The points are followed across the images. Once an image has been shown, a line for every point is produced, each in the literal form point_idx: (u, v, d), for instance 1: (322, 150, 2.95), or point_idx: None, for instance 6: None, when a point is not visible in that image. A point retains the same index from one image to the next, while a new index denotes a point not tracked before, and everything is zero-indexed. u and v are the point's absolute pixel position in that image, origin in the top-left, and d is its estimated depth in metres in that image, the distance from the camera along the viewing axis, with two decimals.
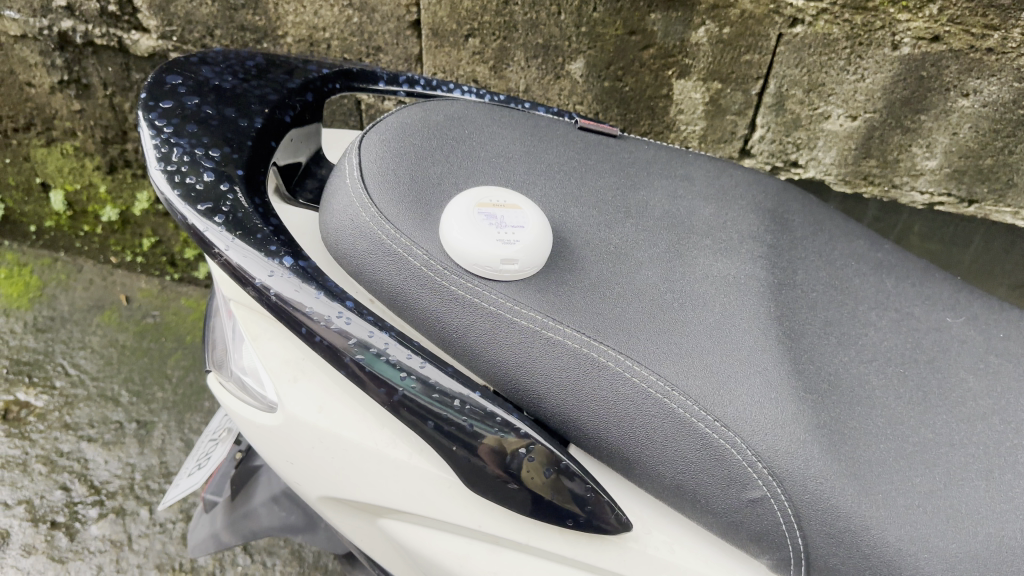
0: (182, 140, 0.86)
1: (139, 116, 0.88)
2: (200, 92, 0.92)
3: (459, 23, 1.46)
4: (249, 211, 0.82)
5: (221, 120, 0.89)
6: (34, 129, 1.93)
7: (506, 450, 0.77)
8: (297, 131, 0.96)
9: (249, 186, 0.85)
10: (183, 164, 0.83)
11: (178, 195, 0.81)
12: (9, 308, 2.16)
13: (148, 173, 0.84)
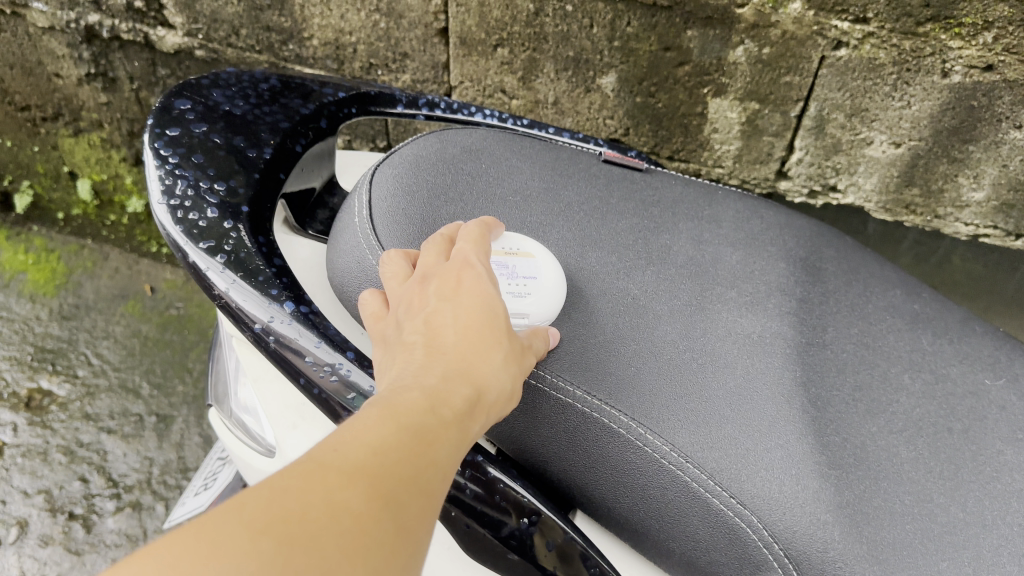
0: (187, 172, 0.83)
1: (145, 144, 0.86)
2: (209, 118, 0.88)
3: (488, 32, 1.41)
4: (252, 250, 0.79)
5: (229, 150, 0.86)
6: (63, 119, 1.93)
7: (506, 518, 0.73)
8: (309, 159, 0.93)
9: (254, 223, 0.82)
10: (186, 199, 0.81)
11: (180, 232, 0.79)
12: (35, 294, 2.17)
13: (151, 208, 0.82)
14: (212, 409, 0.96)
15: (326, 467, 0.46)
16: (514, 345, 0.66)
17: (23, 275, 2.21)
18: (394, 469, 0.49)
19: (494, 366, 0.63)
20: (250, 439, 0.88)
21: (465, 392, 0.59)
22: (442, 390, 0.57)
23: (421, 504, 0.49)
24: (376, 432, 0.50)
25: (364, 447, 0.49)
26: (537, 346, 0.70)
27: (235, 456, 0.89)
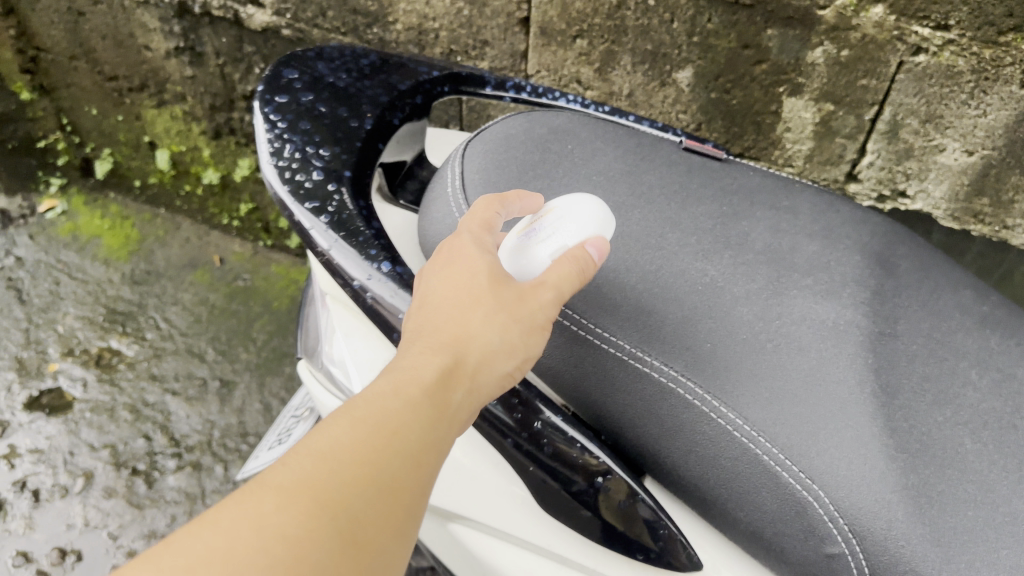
0: (295, 137, 0.88)
1: (256, 109, 0.91)
2: (315, 88, 0.94)
3: (569, 23, 1.45)
4: (353, 212, 0.84)
5: (334, 119, 0.91)
6: (148, 90, 2.02)
7: (574, 474, 0.77)
8: (404, 132, 0.98)
9: (355, 187, 0.87)
10: (294, 161, 0.87)
11: (287, 192, 0.85)
12: (110, 258, 2.26)
13: (261, 168, 0.87)
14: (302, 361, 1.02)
15: (271, 481, 0.51)
16: (506, 303, 0.68)
17: (99, 239, 2.30)
18: (351, 466, 0.54)
19: (477, 339, 0.66)
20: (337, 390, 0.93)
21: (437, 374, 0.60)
22: (417, 371, 0.62)
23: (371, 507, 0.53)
24: (337, 432, 0.55)
25: (323, 446, 0.54)
26: (558, 278, 0.69)
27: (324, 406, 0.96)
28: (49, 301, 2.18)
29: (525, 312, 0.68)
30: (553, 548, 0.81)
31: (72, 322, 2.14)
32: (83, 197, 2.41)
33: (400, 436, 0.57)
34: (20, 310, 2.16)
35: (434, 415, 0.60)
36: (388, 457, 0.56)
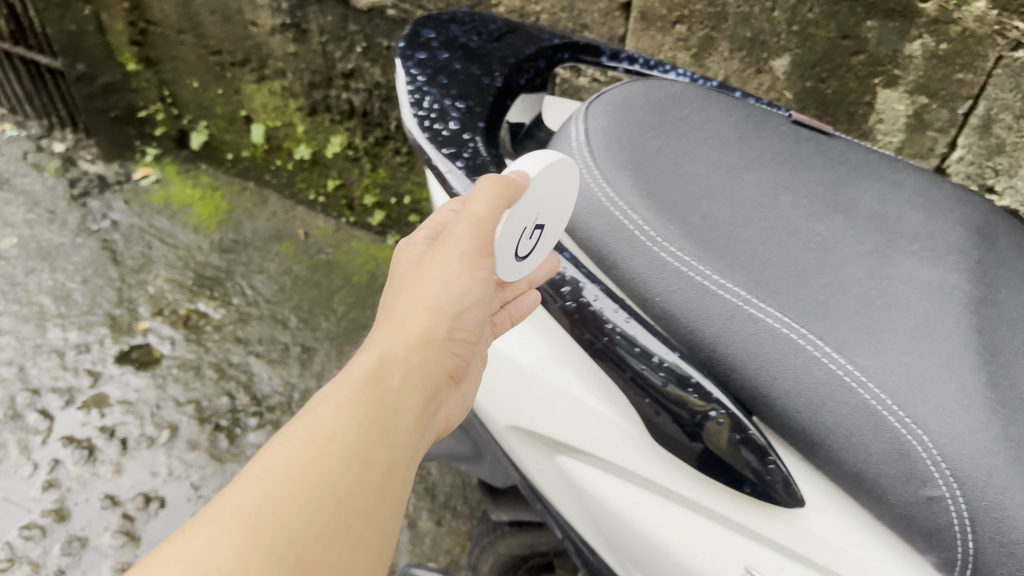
0: (433, 90, 0.95)
1: (396, 64, 0.98)
2: (450, 47, 1.00)
3: (670, 8, 1.51)
4: (487, 160, 0.89)
5: (468, 76, 0.97)
6: (250, 65, 2.13)
7: (688, 414, 0.82)
8: (528, 94, 1.05)
9: (488, 137, 0.92)
10: (432, 112, 0.93)
11: (426, 138, 0.91)
12: (201, 229, 2.37)
13: (401, 116, 0.94)
14: None
15: (218, 510, 0.59)
16: (430, 273, 0.78)
17: (189, 209, 2.42)
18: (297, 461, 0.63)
19: (414, 317, 0.77)
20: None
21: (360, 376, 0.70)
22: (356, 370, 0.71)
23: (311, 502, 0.61)
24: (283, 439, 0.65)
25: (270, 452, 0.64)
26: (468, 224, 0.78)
27: None
28: (141, 263, 2.30)
29: (450, 271, 0.78)
30: (659, 483, 0.87)
31: (162, 284, 2.25)
32: (176, 166, 2.55)
33: (342, 422, 0.67)
34: (114, 270, 2.28)
35: (374, 397, 0.70)
36: (333, 440, 0.65)
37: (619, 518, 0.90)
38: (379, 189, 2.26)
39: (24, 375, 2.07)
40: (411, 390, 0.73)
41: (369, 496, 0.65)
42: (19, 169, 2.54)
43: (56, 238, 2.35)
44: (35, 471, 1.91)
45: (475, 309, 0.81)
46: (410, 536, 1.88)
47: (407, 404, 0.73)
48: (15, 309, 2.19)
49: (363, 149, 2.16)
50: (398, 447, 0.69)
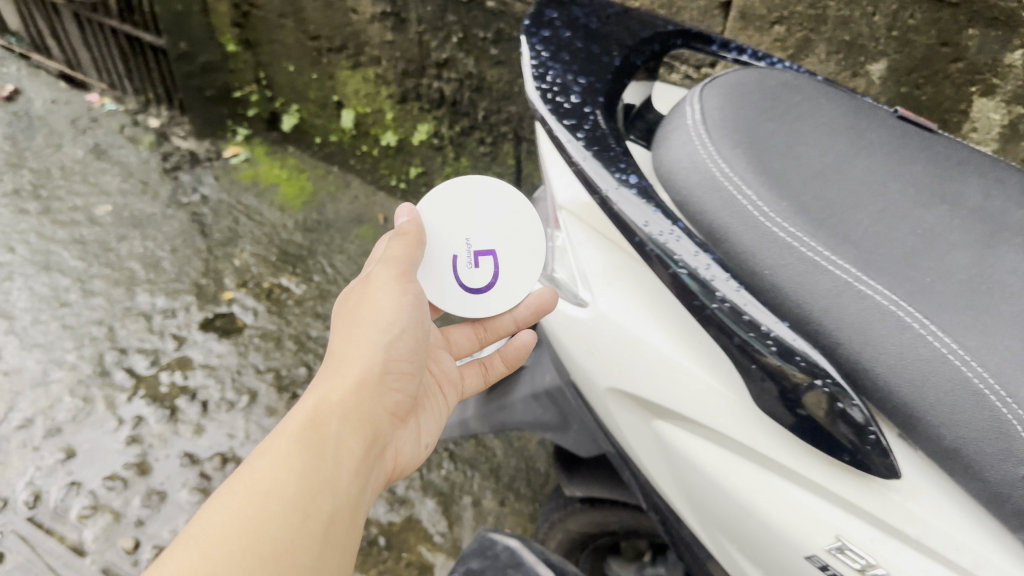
0: (556, 65, 0.99)
1: (521, 41, 1.03)
2: (572, 27, 1.05)
3: (771, 9, 1.55)
4: (607, 132, 0.95)
5: (588, 54, 1.02)
6: (346, 52, 2.23)
7: (790, 387, 0.84)
8: (640, 77, 1.10)
9: (608, 111, 0.97)
10: (555, 85, 0.97)
11: (549, 110, 0.95)
12: (287, 205, 2.51)
13: (524, 89, 0.98)
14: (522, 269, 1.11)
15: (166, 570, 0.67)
16: (358, 312, 0.93)
17: (276, 187, 2.56)
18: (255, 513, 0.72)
19: (350, 359, 0.90)
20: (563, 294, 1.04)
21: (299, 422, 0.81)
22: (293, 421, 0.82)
23: (252, 550, 0.69)
24: (235, 498, 0.73)
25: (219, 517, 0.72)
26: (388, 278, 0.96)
27: (543, 308, 1.06)
28: (228, 237, 2.43)
29: (377, 303, 0.93)
30: (757, 450, 0.90)
31: (247, 258, 2.36)
32: (265, 148, 2.68)
33: (290, 466, 0.77)
34: (201, 242, 2.41)
35: (315, 438, 0.80)
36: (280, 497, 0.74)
37: (714, 482, 0.94)
38: (460, 179, 2.29)
39: (113, 334, 2.19)
40: (349, 427, 0.84)
41: (319, 536, 0.74)
42: (117, 141, 2.74)
43: (149, 209, 2.51)
44: (119, 425, 2.01)
45: (403, 338, 0.95)
46: (474, 513, 1.95)
47: (348, 445, 0.83)
48: (108, 273, 2.33)
49: (449, 138, 2.22)
50: (342, 488, 0.79)
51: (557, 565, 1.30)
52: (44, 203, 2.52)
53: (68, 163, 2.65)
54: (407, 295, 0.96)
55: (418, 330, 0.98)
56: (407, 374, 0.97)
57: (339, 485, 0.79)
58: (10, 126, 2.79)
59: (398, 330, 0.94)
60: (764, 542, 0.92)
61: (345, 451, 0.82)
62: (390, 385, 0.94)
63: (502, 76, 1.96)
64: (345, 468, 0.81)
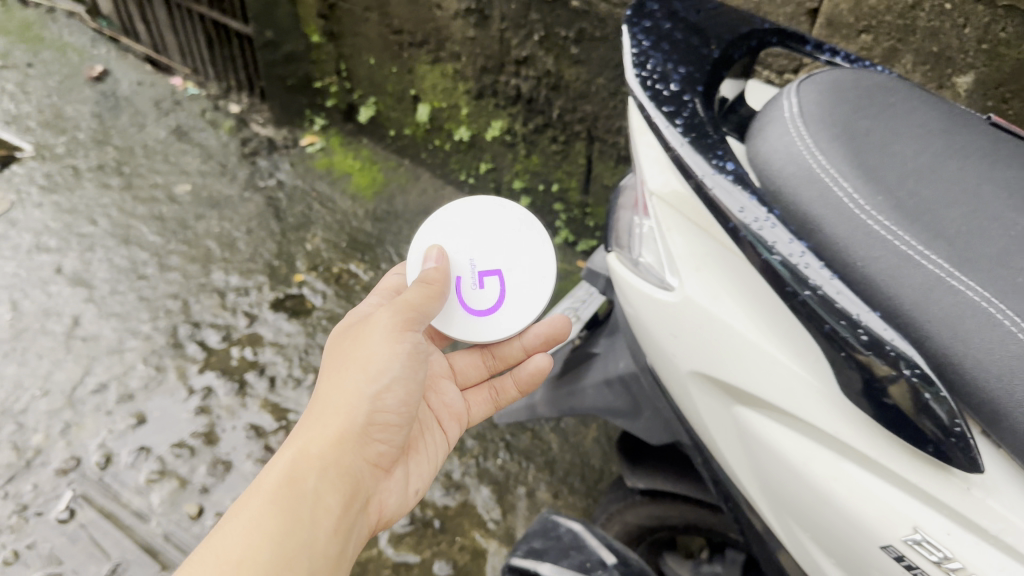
0: (656, 53, 1.03)
1: (621, 30, 1.07)
2: (671, 19, 1.09)
3: (858, 17, 1.59)
4: (704, 119, 0.98)
5: (687, 45, 1.06)
6: (427, 47, 2.29)
7: (875, 376, 0.84)
8: (736, 72, 1.14)
9: (705, 100, 1.01)
10: (654, 73, 1.00)
11: (647, 97, 0.99)
12: (360, 194, 2.63)
13: (623, 75, 1.01)
14: (609, 254, 1.15)
15: None
16: (355, 363, 1.10)
17: (349, 177, 2.69)
18: (237, 555, 0.86)
19: (337, 414, 1.06)
20: (646, 278, 1.07)
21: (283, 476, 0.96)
22: (278, 469, 0.97)
23: None
24: (218, 540, 0.88)
25: (205, 557, 0.86)
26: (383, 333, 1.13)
27: (628, 292, 1.09)
28: (301, 223, 2.56)
29: (371, 355, 1.10)
30: (838, 437, 0.91)
31: (318, 243, 2.49)
32: (340, 139, 2.80)
33: (271, 513, 0.91)
34: (276, 225, 2.55)
35: (295, 487, 0.95)
36: (262, 537, 0.89)
37: (793, 468, 0.96)
38: (529, 175, 2.34)
39: (187, 309, 2.31)
40: (329, 479, 1.00)
41: None
42: (198, 124, 2.93)
43: (226, 190, 2.68)
44: (190, 395, 2.10)
45: (391, 392, 1.12)
46: (528, 503, 1.98)
47: (327, 494, 0.99)
48: (185, 250, 2.49)
49: (522, 135, 2.26)
50: (317, 540, 0.94)
51: (618, 550, 1.30)
52: (127, 178, 2.72)
53: (151, 142, 2.86)
54: (401, 351, 1.13)
55: (409, 384, 1.15)
56: (392, 427, 1.14)
57: (315, 531, 0.94)
58: (98, 105, 3.01)
59: (388, 384, 1.11)
60: (841, 530, 0.93)
61: (323, 501, 0.98)
62: (370, 436, 1.09)
63: (581, 75, 1.98)
64: (322, 516, 0.96)
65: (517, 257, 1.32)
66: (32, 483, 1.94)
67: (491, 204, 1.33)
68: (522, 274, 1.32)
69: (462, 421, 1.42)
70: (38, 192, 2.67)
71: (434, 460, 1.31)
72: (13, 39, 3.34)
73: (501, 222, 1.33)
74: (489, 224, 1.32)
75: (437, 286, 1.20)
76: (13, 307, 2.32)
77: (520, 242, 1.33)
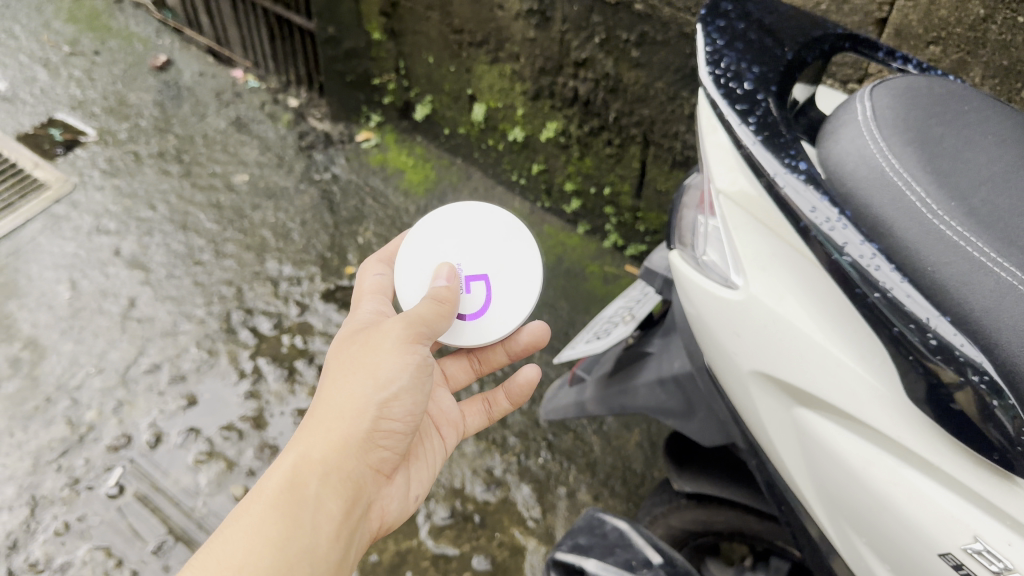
0: (731, 53, 1.07)
1: (697, 29, 1.11)
2: (746, 20, 1.12)
3: (927, 29, 1.59)
4: (777, 118, 1.01)
5: (761, 46, 1.09)
6: (487, 47, 2.31)
7: (941, 380, 0.83)
8: (808, 75, 1.16)
9: (779, 100, 1.04)
10: (729, 72, 1.05)
11: (721, 94, 1.03)
12: (412, 191, 2.68)
13: (698, 73, 1.06)
14: (674, 250, 1.18)
15: None
16: (361, 370, 1.10)
17: (402, 173, 2.74)
18: (237, 563, 0.90)
19: (341, 419, 1.07)
20: (709, 276, 1.08)
21: (282, 483, 0.99)
22: (279, 474, 1.00)
23: None
24: (219, 546, 0.92)
25: (206, 562, 0.90)
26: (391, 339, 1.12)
27: (691, 289, 1.11)
28: (354, 216, 2.62)
29: (379, 364, 1.11)
30: (900, 442, 0.90)
31: (370, 236, 2.55)
32: (395, 135, 2.86)
33: (272, 520, 0.96)
34: (329, 217, 2.61)
35: (296, 495, 0.99)
36: (260, 546, 0.93)
37: (852, 472, 0.95)
38: (581, 178, 2.37)
39: (241, 296, 2.38)
40: (330, 486, 1.03)
41: None
42: (258, 116, 2.99)
43: (283, 181, 2.73)
44: (240, 379, 2.17)
45: (399, 402, 1.12)
46: (568, 503, 1.97)
47: (328, 501, 1.02)
48: (240, 238, 2.55)
49: (576, 137, 2.28)
50: (315, 549, 0.98)
51: (665, 548, 1.28)
52: (186, 166, 2.79)
53: (211, 132, 2.93)
54: (409, 361, 1.13)
55: (416, 393, 1.16)
56: (397, 433, 1.15)
57: (314, 538, 0.98)
58: (161, 94, 3.08)
59: (395, 394, 1.11)
60: (897, 536, 0.92)
61: (322, 508, 1.01)
62: (377, 440, 1.12)
63: (640, 78, 2.00)
64: (322, 523, 1.00)
65: (506, 264, 1.36)
66: (84, 457, 2.00)
67: (480, 213, 1.39)
68: (510, 280, 1.36)
69: (458, 429, 1.46)
70: (100, 175, 2.75)
71: (433, 465, 1.36)
72: (82, 27, 3.43)
73: (491, 230, 1.38)
74: (478, 231, 1.37)
75: (444, 304, 1.20)
76: (72, 286, 2.39)
77: (509, 251, 1.37)
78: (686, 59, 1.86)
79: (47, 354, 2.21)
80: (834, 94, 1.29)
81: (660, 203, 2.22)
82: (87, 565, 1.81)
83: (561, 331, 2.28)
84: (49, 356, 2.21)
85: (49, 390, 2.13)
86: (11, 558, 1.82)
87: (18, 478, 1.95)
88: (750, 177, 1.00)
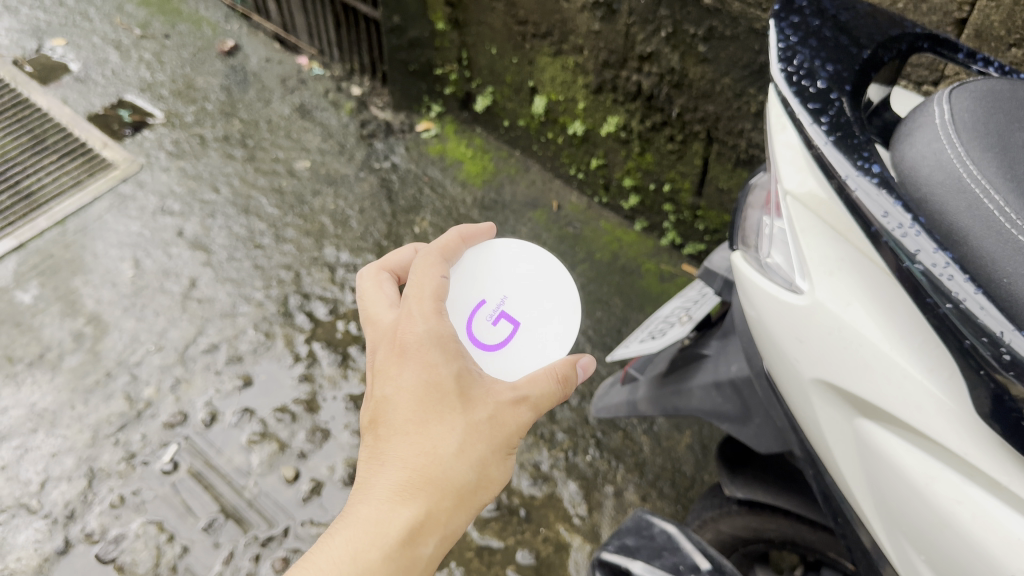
0: (805, 49, 1.04)
1: (770, 24, 1.09)
2: (821, 16, 1.09)
3: (1010, 30, 1.53)
4: (850, 119, 0.98)
5: (837, 43, 1.05)
6: (551, 39, 2.29)
7: (1009, 394, 0.80)
8: (883, 74, 1.11)
9: (852, 100, 1.01)
10: (801, 69, 1.03)
11: (794, 92, 1.01)
12: (470, 182, 2.69)
13: (770, 70, 1.04)
14: (736, 252, 1.17)
15: None
16: (497, 451, 1.03)
17: (460, 164, 2.75)
18: None
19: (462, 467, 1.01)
20: (771, 279, 1.07)
21: (401, 537, 0.96)
22: (400, 527, 0.96)
23: None
24: None
25: None
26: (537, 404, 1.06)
27: (754, 292, 1.09)
28: (411, 205, 2.64)
29: (506, 455, 1.05)
30: (966, 458, 0.86)
31: (426, 226, 2.56)
32: (455, 126, 2.87)
33: None
34: (387, 206, 2.63)
35: (409, 556, 0.97)
36: None
37: (914, 486, 0.92)
38: (640, 173, 2.35)
39: (299, 280, 2.41)
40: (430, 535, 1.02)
41: None
42: (321, 104, 3.02)
43: (344, 169, 2.76)
44: (295, 362, 2.20)
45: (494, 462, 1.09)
46: (615, 503, 1.95)
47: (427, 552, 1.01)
48: (300, 224, 2.57)
49: (637, 132, 2.26)
50: None
51: (714, 555, 1.25)
52: (250, 151, 2.83)
53: (275, 118, 2.97)
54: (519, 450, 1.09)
55: None
56: None
57: None
58: (227, 78, 3.13)
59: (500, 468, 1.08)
60: (959, 555, 0.88)
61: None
62: None
63: (706, 74, 1.96)
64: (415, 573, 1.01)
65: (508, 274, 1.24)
66: (141, 433, 2.04)
67: (568, 291, 1.25)
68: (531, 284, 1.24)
69: None
70: (166, 156, 2.81)
71: None
72: (153, 11, 3.51)
73: (554, 312, 1.24)
74: (536, 286, 1.25)
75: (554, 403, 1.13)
76: (135, 264, 2.45)
77: (547, 330, 1.22)
78: (755, 54, 1.82)
79: (109, 330, 2.27)
80: (908, 96, 1.24)
81: (721, 202, 2.19)
82: (140, 539, 1.85)
83: (614, 328, 2.26)
84: (111, 332, 2.26)
85: (109, 365, 2.18)
86: (68, 527, 1.87)
87: (78, 450, 2.01)
88: (820, 179, 0.98)
